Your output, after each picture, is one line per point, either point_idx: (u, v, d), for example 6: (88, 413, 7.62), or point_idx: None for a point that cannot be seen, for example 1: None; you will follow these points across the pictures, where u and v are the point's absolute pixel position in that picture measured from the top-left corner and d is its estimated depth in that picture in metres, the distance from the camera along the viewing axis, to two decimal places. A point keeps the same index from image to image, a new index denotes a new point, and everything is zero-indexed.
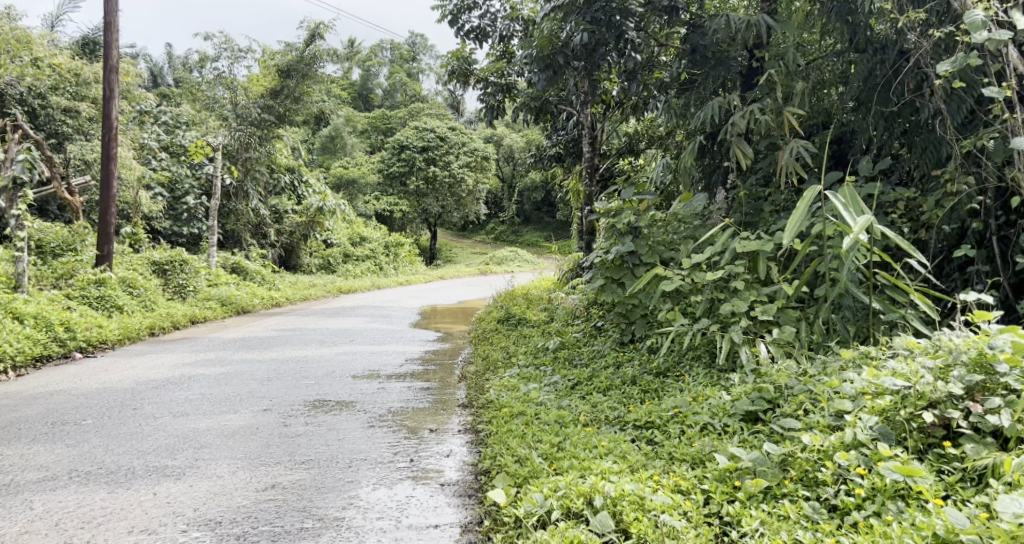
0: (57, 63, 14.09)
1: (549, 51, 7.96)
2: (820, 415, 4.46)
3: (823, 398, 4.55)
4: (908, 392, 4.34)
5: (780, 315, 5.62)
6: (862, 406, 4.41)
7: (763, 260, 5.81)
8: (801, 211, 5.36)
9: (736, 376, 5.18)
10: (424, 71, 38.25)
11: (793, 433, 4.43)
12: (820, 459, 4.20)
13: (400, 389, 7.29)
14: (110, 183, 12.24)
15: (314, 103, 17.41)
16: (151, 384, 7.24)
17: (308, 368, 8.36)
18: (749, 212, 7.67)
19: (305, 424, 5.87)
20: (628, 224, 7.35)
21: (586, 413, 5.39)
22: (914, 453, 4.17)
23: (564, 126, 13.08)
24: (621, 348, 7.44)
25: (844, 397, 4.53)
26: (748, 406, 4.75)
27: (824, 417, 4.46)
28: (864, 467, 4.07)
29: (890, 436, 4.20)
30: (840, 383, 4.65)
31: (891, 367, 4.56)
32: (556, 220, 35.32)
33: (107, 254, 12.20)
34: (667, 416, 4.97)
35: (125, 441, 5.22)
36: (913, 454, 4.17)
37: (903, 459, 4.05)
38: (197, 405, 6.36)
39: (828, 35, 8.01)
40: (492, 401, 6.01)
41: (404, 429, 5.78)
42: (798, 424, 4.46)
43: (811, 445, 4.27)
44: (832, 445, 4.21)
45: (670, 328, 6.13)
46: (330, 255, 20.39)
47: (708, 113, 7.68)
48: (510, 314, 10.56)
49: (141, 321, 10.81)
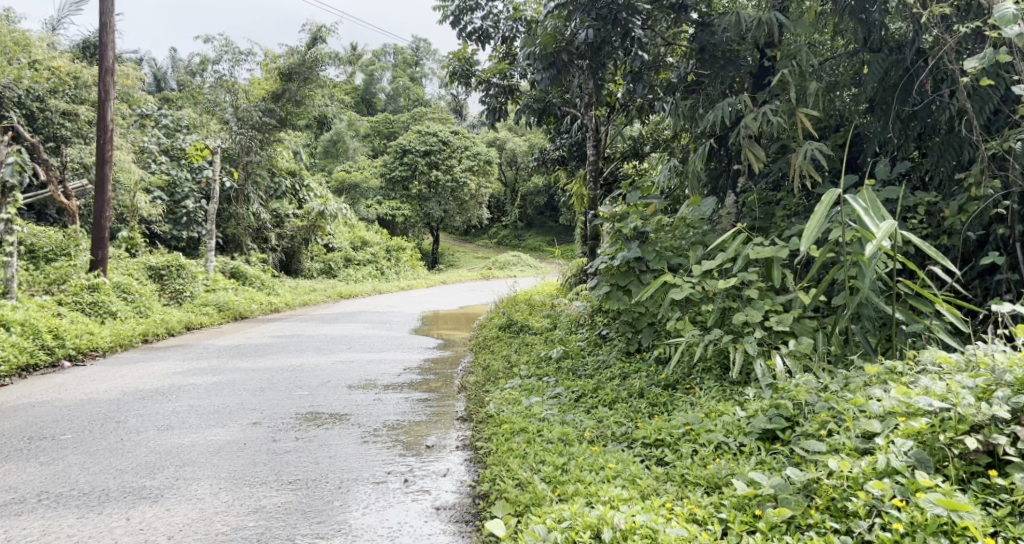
0: (56, 66, 13.70)
1: (552, 49, 7.67)
2: (845, 436, 4.17)
3: (848, 418, 4.25)
4: (946, 414, 4.05)
5: (796, 326, 5.35)
6: (892, 427, 4.11)
7: (777, 267, 5.53)
8: (819, 216, 5.08)
9: (752, 391, 4.89)
10: (427, 75, 37.97)
11: (816, 456, 4.13)
12: (850, 488, 3.89)
13: (397, 400, 7.02)
14: (105, 187, 11.97)
15: (315, 107, 17.18)
16: (138, 394, 6.98)
17: (303, 377, 8.09)
18: (761, 217, 7.40)
19: (296, 439, 5.59)
20: (634, 230, 7.09)
21: (592, 429, 5.10)
22: (955, 482, 3.87)
23: (568, 129, 12.83)
24: (627, 358, 7.17)
25: (871, 417, 4.23)
26: (765, 424, 4.46)
27: (850, 438, 4.17)
28: (901, 498, 3.76)
29: (927, 463, 3.89)
30: (866, 401, 4.34)
31: (925, 385, 4.25)
32: (559, 224, 35.06)
33: (101, 259, 11.93)
34: (677, 434, 4.70)
35: (103, 460, 4.97)
36: (954, 484, 3.87)
37: (945, 490, 3.74)
38: (184, 418, 6.10)
39: (841, 34, 7.75)
40: (492, 415, 5.73)
41: (400, 445, 5.50)
42: (823, 445, 4.16)
43: (839, 471, 3.96)
44: (863, 472, 3.91)
45: (679, 339, 5.85)
46: (331, 260, 20.14)
47: (718, 114, 7.41)
48: (512, 320, 10.28)
49: (135, 328, 10.55)
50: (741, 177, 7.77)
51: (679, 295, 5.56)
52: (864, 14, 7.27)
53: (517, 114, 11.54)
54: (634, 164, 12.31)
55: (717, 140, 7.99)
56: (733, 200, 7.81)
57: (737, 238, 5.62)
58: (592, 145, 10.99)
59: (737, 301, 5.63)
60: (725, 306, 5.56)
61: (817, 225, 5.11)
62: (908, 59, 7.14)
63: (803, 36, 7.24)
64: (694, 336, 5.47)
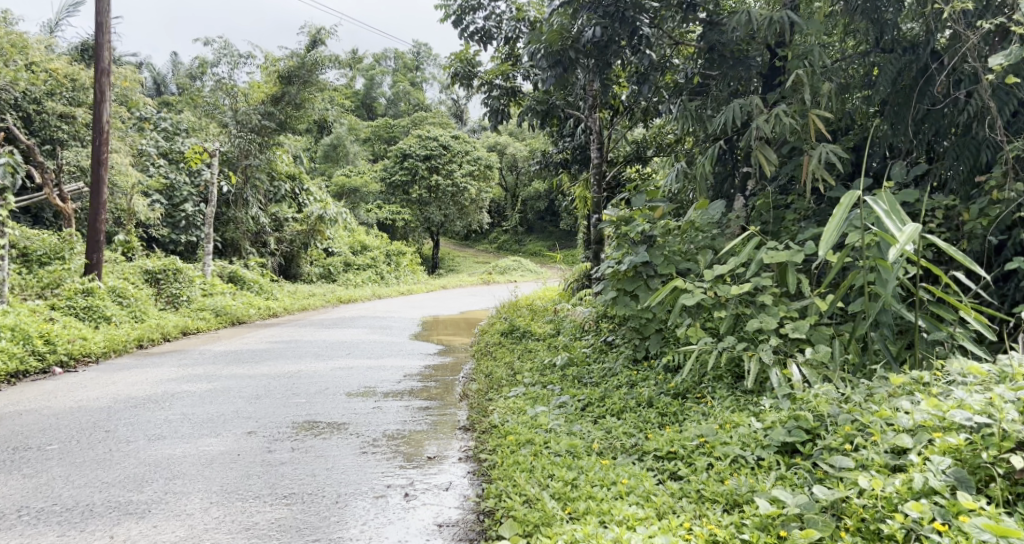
0: (54, 68, 13.62)
1: (558, 47, 7.46)
2: (874, 451, 3.97)
3: (876, 431, 4.04)
4: (986, 430, 3.84)
5: (813, 333, 5.15)
6: (924, 442, 3.90)
7: (792, 272, 5.34)
8: (838, 218, 4.89)
9: (769, 402, 4.69)
10: (428, 80, 37.72)
11: (844, 473, 3.92)
12: (883, 509, 3.69)
13: (396, 408, 6.81)
14: (101, 189, 11.77)
15: (316, 110, 17.00)
16: (130, 402, 6.78)
17: (300, 384, 7.88)
18: (770, 221, 7.23)
19: (292, 450, 5.37)
20: (642, 234, 6.90)
21: (601, 441, 4.90)
22: (1000, 505, 3.66)
23: (571, 133, 12.63)
24: (633, 366, 6.96)
25: (900, 431, 4.03)
26: (785, 436, 4.25)
27: (879, 454, 3.96)
28: (942, 522, 3.55)
29: (968, 484, 3.68)
30: (894, 413, 4.13)
31: (959, 398, 4.05)
32: (560, 229, 34.84)
33: (96, 263, 11.73)
34: (691, 446, 4.50)
35: (89, 472, 4.77)
36: (999, 507, 3.66)
37: (991, 514, 3.53)
38: (176, 426, 5.90)
39: (852, 35, 7.58)
40: (496, 425, 5.52)
41: (400, 456, 5.30)
42: (851, 461, 3.95)
43: (871, 491, 3.75)
44: (898, 492, 3.70)
45: (691, 346, 5.64)
46: (330, 264, 19.94)
47: (728, 116, 7.22)
48: (514, 326, 10.07)
49: (129, 333, 10.33)
50: (751, 180, 7.66)
51: (691, 300, 5.37)
52: (877, 13, 7.11)
53: (520, 117, 11.34)
54: (638, 168, 12.11)
55: (726, 141, 7.81)
56: (742, 204, 7.70)
57: (751, 241, 5.44)
58: (598, 148, 10.82)
59: (750, 307, 5.44)
60: (738, 313, 5.38)
61: (835, 228, 4.91)
62: (923, 59, 6.97)
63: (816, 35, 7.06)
64: (706, 344, 5.28)
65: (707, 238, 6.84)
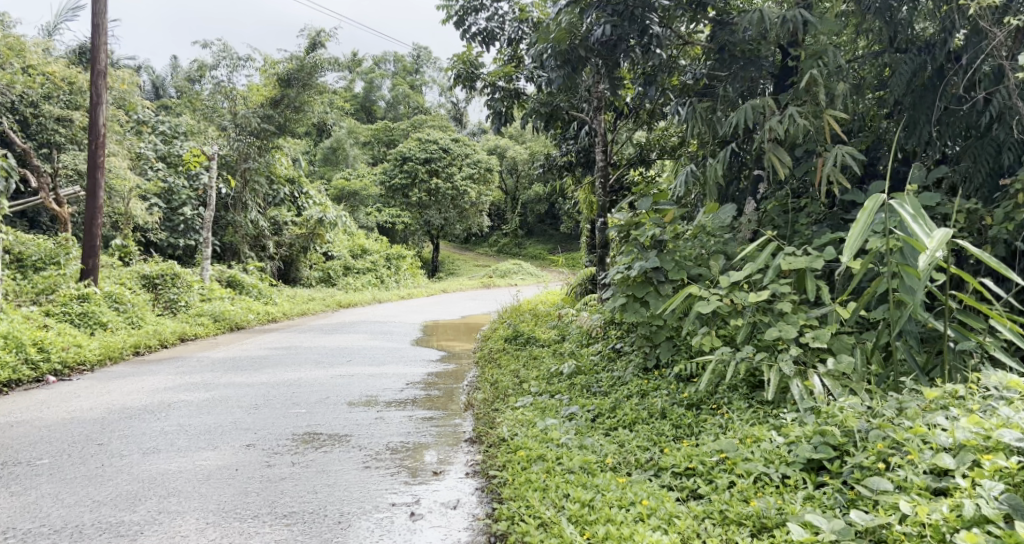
0: (50, 71, 13.27)
1: (567, 45, 7.34)
2: (911, 472, 3.79)
3: (913, 450, 3.86)
4: None
5: (834, 342, 4.97)
6: (969, 463, 3.72)
7: (812, 279, 5.14)
8: (862, 223, 4.71)
9: (793, 416, 4.50)
10: (428, 83, 37.47)
11: (883, 497, 3.74)
12: (927, 536, 3.50)
13: (400, 419, 6.60)
14: (97, 194, 11.56)
15: (315, 114, 16.80)
16: (126, 412, 6.58)
17: (301, 393, 7.67)
18: (783, 225, 7.03)
19: (292, 464, 5.17)
20: (653, 239, 6.69)
21: (617, 458, 4.70)
22: None
23: (575, 135, 12.41)
24: (644, 375, 6.76)
25: (939, 450, 3.85)
26: (810, 453, 4.10)
27: (918, 475, 3.78)
28: None
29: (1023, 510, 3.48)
30: (931, 430, 3.95)
31: (1004, 416, 3.87)
32: (560, 232, 34.62)
33: (93, 268, 11.54)
34: (711, 463, 4.34)
35: (80, 490, 4.59)
36: None
37: None
38: (173, 439, 5.70)
39: (866, 34, 7.39)
40: (504, 439, 5.30)
41: (405, 471, 5.09)
42: (889, 483, 3.78)
43: (915, 518, 3.56)
44: (945, 519, 3.50)
45: (706, 356, 5.44)
46: (330, 268, 19.73)
47: (741, 117, 7.00)
48: (518, 332, 9.85)
49: (125, 340, 10.12)
50: (761, 183, 7.50)
51: (708, 307, 5.18)
52: (891, 12, 6.96)
53: (523, 119, 11.15)
54: (642, 171, 11.91)
55: (738, 143, 7.60)
56: (752, 208, 7.46)
57: (770, 246, 5.25)
58: (602, 150, 10.44)
59: (768, 314, 5.23)
60: (756, 320, 5.17)
61: (859, 234, 4.73)
62: (939, 58, 6.80)
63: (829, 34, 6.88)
64: (722, 353, 5.07)
65: (720, 243, 6.64)
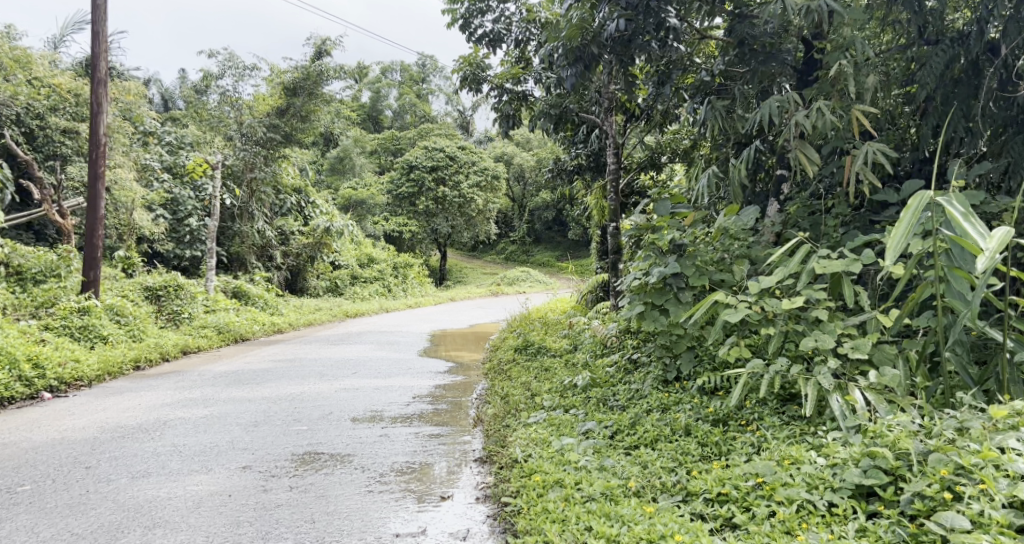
0: (57, 83, 13.03)
1: (579, 42, 6.96)
2: (987, 506, 3.46)
3: (988, 479, 3.52)
4: None
5: (875, 353, 4.64)
6: None
7: (849, 285, 4.76)
8: (907, 223, 4.34)
9: (837, 435, 4.14)
10: (434, 92, 37.06)
11: (959, 534, 3.39)
12: None
13: (406, 436, 6.23)
14: (97, 204, 11.22)
15: (321, 123, 16.50)
16: (118, 432, 6.21)
17: (303, 408, 7.30)
18: (810, 227, 6.67)
19: (291, 488, 4.81)
20: (672, 243, 6.31)
21: (645, 484, 4.32)
22: None
23: (585, 139, 12.00)
24: (664, 387, 6.38)
25: (1016, 478, 3.52)
26: (859, 478, 3.75)
27: (996, 509, 3.45)
28: None
29: None
30: (1003, 456, 3.61)
31: None
32: (568, 239, 34.14)
33: (93, 280, 11.22)
34: (746, 488, 3.99)
35: (59, 521, 4.26)
36: None
37: None
38: (165, 460, 5.34)
39: (893, 26, 7.02)
40: (518, 461, 4.91)
41: (411, 496, 4.73)
42: (964, 517, 3.44)
43: None
44: None
45: (734, 369, 5.05)
46: (337, 278, 19.36)
47: (766, 111, 6.58)
48: (529, 341, 9.46)
49: (125, 354, 9.77)
50: (784, 183, 7.19)
51: (738, 315, 4.78)
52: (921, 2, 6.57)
53: (532, 123, 10.79)
54: (654, 175, 11.52)
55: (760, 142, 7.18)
56: (774, 211, 7.16)
57: (802, 250, 4.88)
58: (614, 153, 10.01)
59: (801, 322, 4.84)
60: (789, 328, 4.78)
61: (902, 234, 4.36)
62: (973, 50, 6.39)
63: (857, 25, 6.49)
64: (754, 365, 4.69)
65: (743, 247, 6.27)
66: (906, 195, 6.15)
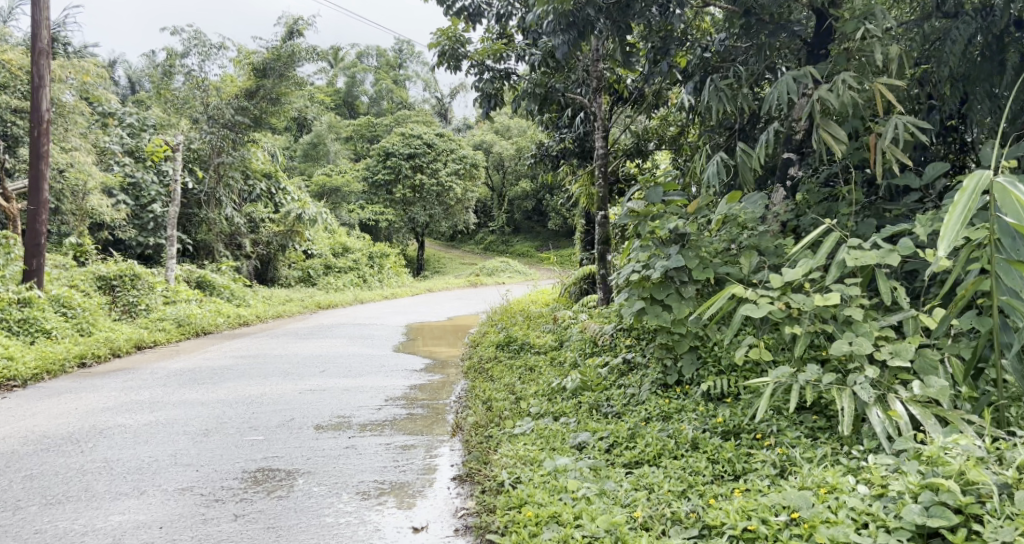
0: (7, 58, 11.68)
1: (572, 6, 6.28)
2: None
3: None
4: None
5: (917, 360, 3.95)
6: None
7: (885, 279, 4.10)
8: (966, 214, 3.60)
9: (887, 461, 3.53)
10: (411, 78, 36.18)
11: None
12: None
13: (375, 447, 5.53)
14: (41, 187, 10.42)
15: (293, 106, 15.70)
16: (45, 445, 5.53)
17: (261, 414, 6.58)
18: (820, 215, 6.05)
19: (234, 519, 4.15)
20: (673, 232, 5.67)
21: (652, 514, 3.73)
22: None
23: (568, 124, 11.28)
24: (664, 393, 5.76)
25: None
26: (921, 518, 3.17)
27: None
28: None
29: None
30: None
31: None
32: (548, 229, 33.29)
33: (37, 269, 10.45)
34: (777, 525, 3.40)
35: None
36: None
37: None
38: (89, 482, 4.67)
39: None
40: (503, 487, 4.23)
41: (378, 528, 4.06)
42: None
43: None
44: None
45: (753, 376, 4.40)
46: (310, 268, 18.49)
47: (780, 90, 5.95)
48: (511, 337, 8.77)
49: (69, 350, 8.98)
50: (791, 167, 6.60)
51: (759, 313, 4.13)
52: None
53: (517, 102, 10.04)
54: (641, 162, 10.85)
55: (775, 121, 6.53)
56: (781, 197, 6.57)
57: (831, 240, 4.23)
58: (602, 136, 9.25)
59: (830, 320, 4.20)
60: (817, 329, 4.15)
61: (956, 224, 3.63)
62: (998, 24, 5.77)
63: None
64: (779, 374, 4.06)
65: (752, 236, 5.64)
66: (930, 179, 5.52)
